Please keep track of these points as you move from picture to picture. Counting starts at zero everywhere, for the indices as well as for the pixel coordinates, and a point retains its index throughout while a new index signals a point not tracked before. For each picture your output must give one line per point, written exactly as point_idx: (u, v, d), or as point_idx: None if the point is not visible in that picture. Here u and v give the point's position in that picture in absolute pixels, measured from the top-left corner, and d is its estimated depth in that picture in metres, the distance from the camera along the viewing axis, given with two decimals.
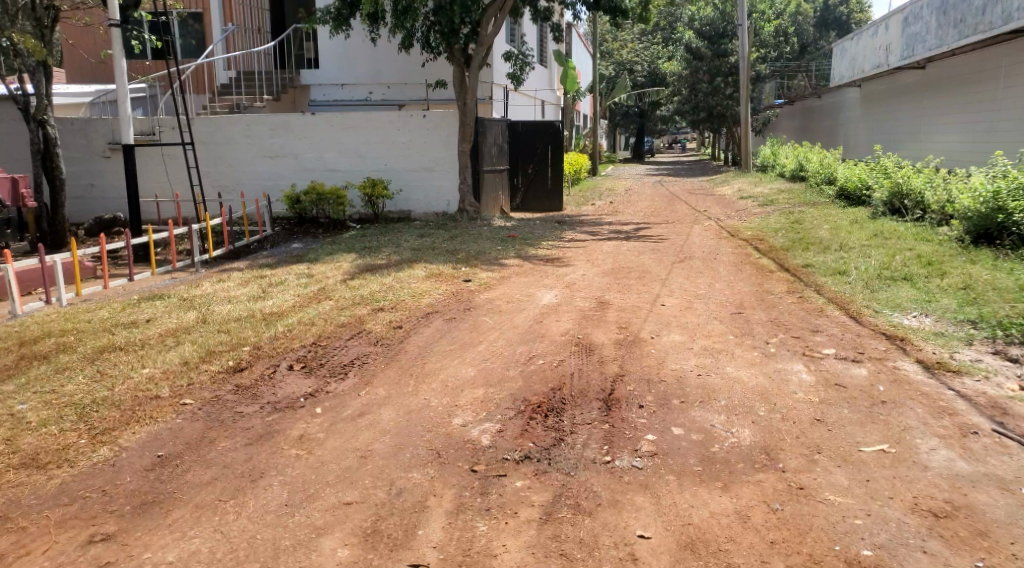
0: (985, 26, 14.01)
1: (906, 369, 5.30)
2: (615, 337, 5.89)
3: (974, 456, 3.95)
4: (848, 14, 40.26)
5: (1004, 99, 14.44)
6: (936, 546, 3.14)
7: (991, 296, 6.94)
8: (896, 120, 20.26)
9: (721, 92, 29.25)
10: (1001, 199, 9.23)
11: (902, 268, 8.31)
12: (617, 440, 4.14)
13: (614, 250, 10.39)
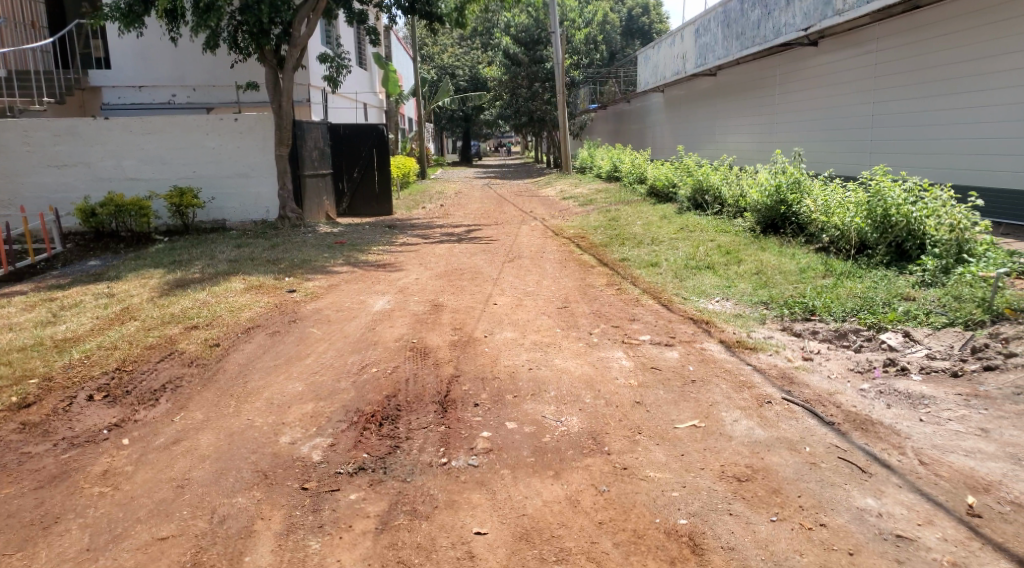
0: (762, 39, 15.67)
1: (712, 349, 5.80)
2: (448, 339, 5.92)
3: (770, 422, 4.40)
4: (650, 25, 43.34)
5: (781, 104, 16.23)
6: (740, 507, 3.46)
7: (778, 279, 7.77)
8: (696, 122, 22.04)
9: (541, 97, 30.70)
10: (783, 192, 10.37)
11: (705, 258, 9.09)
12: (452, 440, 4.16)
13: (445, 253, 10.45)
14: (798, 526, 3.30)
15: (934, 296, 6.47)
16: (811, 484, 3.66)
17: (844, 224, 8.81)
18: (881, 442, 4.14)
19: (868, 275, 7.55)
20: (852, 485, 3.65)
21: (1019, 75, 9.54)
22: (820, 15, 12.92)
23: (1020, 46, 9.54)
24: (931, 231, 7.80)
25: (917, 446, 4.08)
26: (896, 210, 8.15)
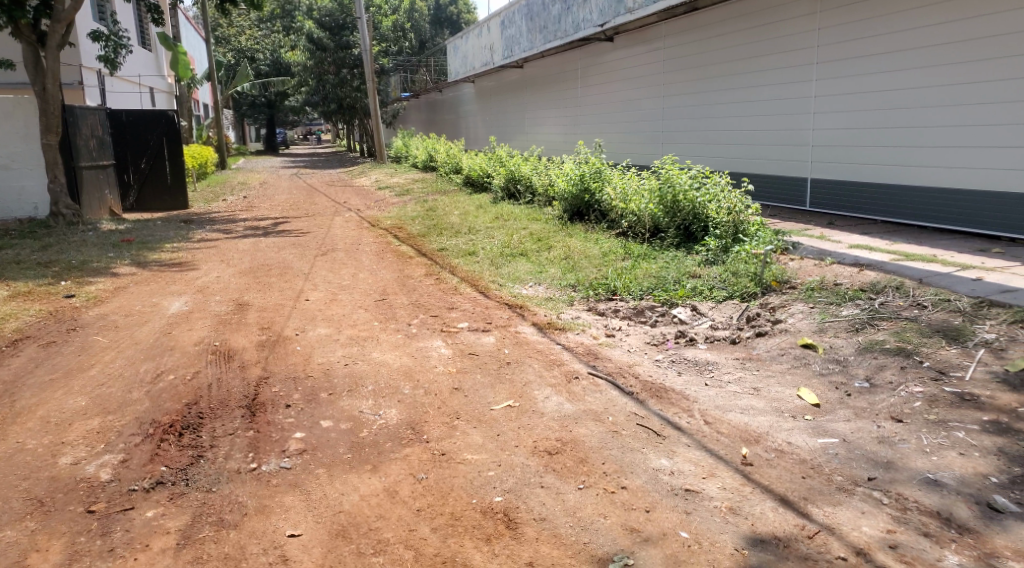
0: (563, 33, 16.38)
1: (525, 332, 6.02)
2: (256, 339, 5.64)
3: (577, 397, 4.66)
4: (457, 15, 43.62)
5: (584, 97, 17.09)
6: (551, 479, 3.64)
7: (585, 263, 8.22)
8: (507, 114, 22.60)
9: (349, 85, 29.88)
10: (587, 180, 10.96)
11: (519, 246, 9.38)
12: (262, 444, 3.99)
13: (252, 248, 9.90)
14: (603, 491, 3.53)
15: (716, 273, 7.16)
16: (613, 451, 3.93)
17: (640, 211, 9.49)
18: (673, 406, 4.54)
19: (661, 257, 8.20)
20: (648, 448, 3.97)
21: (781, 74, 10.74)
22: (613, 12, 13.75)
23: (781, 47, 10.71)
24: (713, 215, 8.62)
25: (702, 408, 4.53)
26: (684, 196, 8.92)
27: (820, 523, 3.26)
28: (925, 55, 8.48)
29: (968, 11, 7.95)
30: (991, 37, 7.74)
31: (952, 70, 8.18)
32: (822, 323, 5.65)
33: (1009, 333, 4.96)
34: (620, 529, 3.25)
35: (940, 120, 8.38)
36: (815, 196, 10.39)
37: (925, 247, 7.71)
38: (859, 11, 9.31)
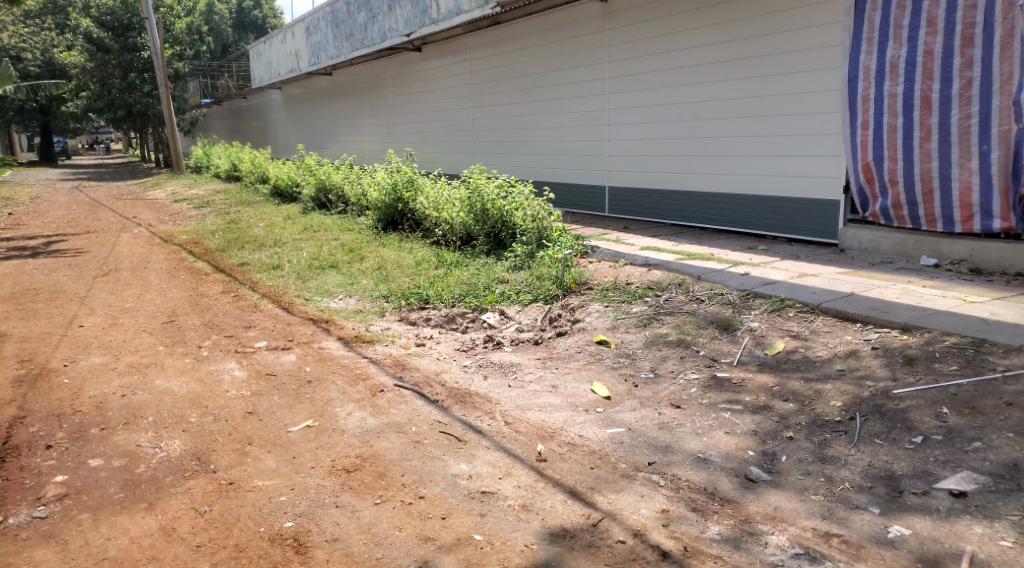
0: (369, 41, 16.18)
1: (330, 347, 5.84)
2: (13, 375, 4.99)
3: (380, 410, 4.59)
4: (262, 19, 41.64)
5: (395, 105, 17.05)
6: (346, 497, 3.55)
7: (396, 273, 8.14)
8: (317, 122, 21.96)
9: (139, 90, 27.55)
10: (400, 189, 10.88)
11: (328, 257, 9.11)
12: (11, 495, 3.53)
13: (14, 271, 8.79)
14: (399, 503, 3.50)
15: (522, 277, 7.38)
16: (413, 461, 3.92)
17: (451, 219, 9.59)
18: (476, 411, 4.61)
19: (472, 263, 8.32)
20: (448, 455, 4.00)
21: (578, 87, 11.32)
22: (418, 23, 13.81)
23: (578, 61, 11.26)
24: (519, 222, 8.89)
25: (503, 410, 4.64)
26: (491, 205, 9.12)
27: (603, 510, 3.45)
28: (696, 72, 9.28)
29: (728, 34, 8.78)
30: (746, 58, 8.59)
31: (719, 86, 8.99)
32: (616, 321, 6.02)
33: (768, 321, 5.56)
34: (415, 540, 3.24)
35: (711, 133, 9.19)
36: (613, 202, 11.05)
37: (704, 246, 8.47)
38: (642, 30, 10.02)
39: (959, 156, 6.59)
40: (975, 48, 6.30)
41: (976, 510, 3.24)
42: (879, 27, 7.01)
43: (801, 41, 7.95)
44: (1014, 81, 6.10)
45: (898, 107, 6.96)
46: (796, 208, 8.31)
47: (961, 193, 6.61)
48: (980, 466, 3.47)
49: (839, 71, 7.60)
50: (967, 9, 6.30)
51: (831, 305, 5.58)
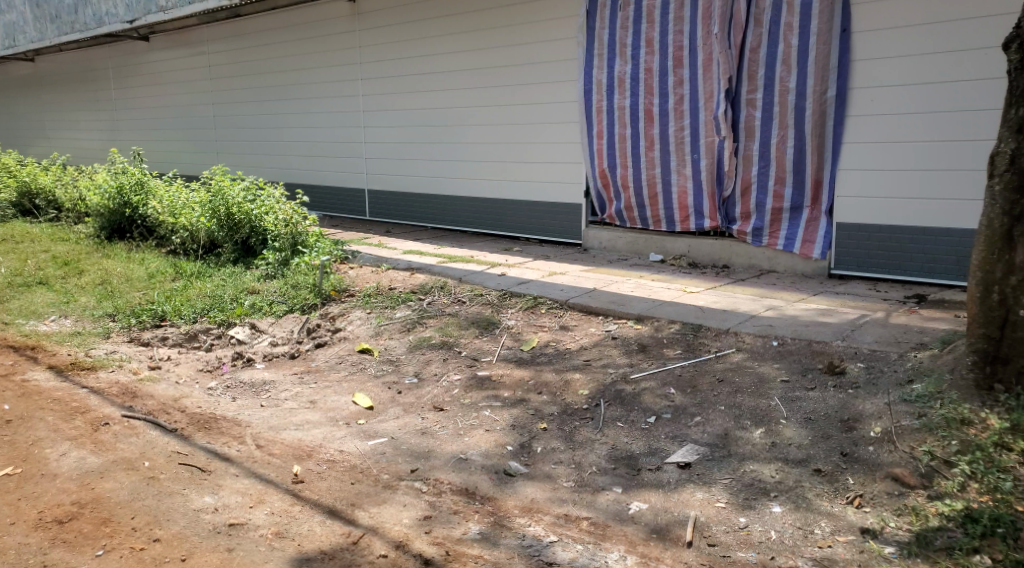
0: (80, 26, 14.17)
1: (38, 378, 5.01)
2: None
3: (104, 447, 4.02)
4: None
5: (120, 99, 15.28)
6: (58, 555, 3.05)
7: (124, 288, 7.24)
8: (18, 114, 18.90)
9: None
10: (126, 194, 9.68)
11: (36, 272, 7.85)
12: None
13: None
14: (127, 551, 3.09)
15: (275, 287, 6.94)
16: (146, 500, 3.48)
17: (190, 224, 8.66)
18: (222, 436, 4.23)
19: (216, 274, 7.67)
20: (190, 488, 3.61)
21: (330, 88, 10.98)
22: (142, 10, 12.29)
23: (326, 61, 10.94)
24: (270, 227, 8.28)
25: (255, 432, 4.31)
26: (237, 209, 8.39)
27: (364, 526, 3.33)
28: (446, 78, 9.43)
29: (473, 43, 9.03)
30: (491, 67, 8.88)
31: (467, 93, 9.23)
32: (378, 327, 5.89)
33: (524, 318, 5.80)
34: None
35: (462, 138, 9.42)
36: (372, 206, 10.87)
37: (463, 249, 8.63)
38: (390, 34, 9.97)
39: (676, 164, 7.39)
40: (684, 68, 7.12)
41: (697, 477, 3.60)
42: (607, 44, 7.65)
43: (539, 54, 8.36)
44: (713, 99, 6.97)
45: (626, 118, 7.64)
46: (544, 211, 8.74)
47: (679, 196, 7.44)
48: (700, 438, 3.88)
49: (574, 84, 8.09)
50: (676, 34, 7.11)
51: (578, 301, 5.96)
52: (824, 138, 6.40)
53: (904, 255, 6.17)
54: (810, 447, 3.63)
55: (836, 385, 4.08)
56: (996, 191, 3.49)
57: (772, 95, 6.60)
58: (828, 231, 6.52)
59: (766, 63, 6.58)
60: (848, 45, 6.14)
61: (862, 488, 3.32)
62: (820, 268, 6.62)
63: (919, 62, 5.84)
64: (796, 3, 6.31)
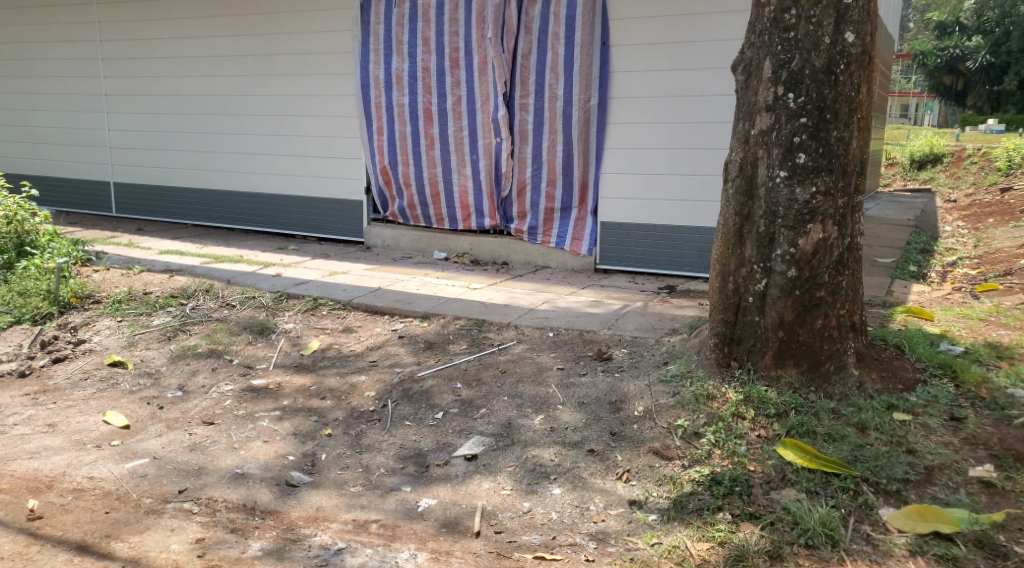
0: None
1: None
2: None
3: None
4: None
5: None
6: None
7: None
8: None
9: None
10: None
11: None
12: None
13: None
14: None
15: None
16: None
17: None
18: None
19: None
20: None
21: (64, 64, 9.66)
22: None
23: (59, 35, 9.61)
24: None
25: None
26: None
27: (123, 558, 2.97)
28: (206, 62, 8.73)
29: (237, 28, 8.45)
30: (259, 54, 8.38)
31: (232, 81, 8.62)
32: (132, 338, 5.29)
33: (302, 321, 5.56)
34: None
35: (227, 129, 8.78)
36: (119, 200, 9.73)
37: (230, 248, 8.04)
38: (139, 10, 9.00)
39: (455, 163, 7.52)
40: (460, 69, 7.27)
41: (484, 468, 3.70)
42: (383, 40, 7.57)
43: (312, 44, 8.04)
44: (489, 102, 7.19)
45: (405, 116, 7.62)
46: (321, 209, 8.43)
47: (459, 196, 7.60)
48: (485, 430, 3.99)
49: (349, 78, 7.90)
50: (452, 35, 7.22)
51: (360, 301, 5.84)
52: (589, 143, 6.90)
53: (657, 250, 6.86)
54: (584, 429, 3.89)
55: (605, 369, 4.42)
56: (731, 195, 4.00)
57: (542, 101, 6.96)
58: (594, 229, 7.07)
59: (536, 69, 6.92)
60: (608, 57, 6.66)
61: (629, 463, 3.62)
62: (587, 264, 7.16)
63: (669, 76, 6.49)
64: (562, 15, 6.72)
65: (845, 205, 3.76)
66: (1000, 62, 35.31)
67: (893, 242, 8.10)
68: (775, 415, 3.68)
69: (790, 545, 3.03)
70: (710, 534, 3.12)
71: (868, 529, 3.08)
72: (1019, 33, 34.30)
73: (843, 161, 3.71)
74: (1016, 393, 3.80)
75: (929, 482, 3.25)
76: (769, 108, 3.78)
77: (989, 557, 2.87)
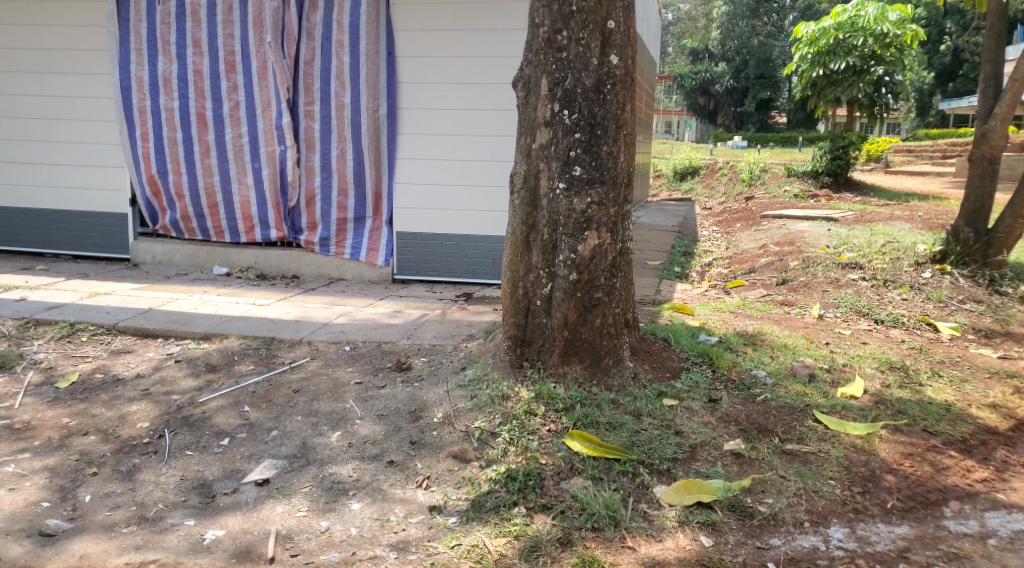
0: None
1: None
2: None
3: None
4: None
5: None
6: None
7: None
8: None
9: None
10: None
11: None
12: None
13: None
14: None
15: None
16: None
17: None
18: None
19: None
20: None
21: None
22: None
23: None
24: None
25: None
26: None
27: None
28: None
29: None
30: None
31: None
32: None
33: (57, 350, 4.96)
34: None
35: None
36: None
37: None
38: None
39: (236, 172, 7.14)
40: (237, 73, 6.91)
41: (277, 491, 3.55)
42: (146, 39, 6.98)
43: (59, 39, 7.22)
44: (271, 108, 6.90)
45: (175, 122, 7.10)
46: (79, 223, 7.58)
47: (241, 207, 7.21)
48: (278, 451, 3.83)
49: (107, 78, 7.19)
50: (226, 38, 6.84)
51: (128, 323, 5.33)
52: (379, 153, 6.89)
53: (452, 260, 7.00)
54: (383, 440, 3.87)
55: (403, 380, 4.42)
56: (516, 205, 4.20)
57: (328, 109, 6.83)
58: (390, 239, 7.06)
59: (321, 77, 6.79)
60: (394, 67, 6.68)
61: (429, 469, 3.66)
62: (383, 275, 7.14)
63: (454, 89, 6.64)
64: (345, 22, 6.65)
65: (616, 213, 4.12)
66: (740, 87, 40.81)
67: (660, 246, 8.96)
68: (563, 409, 3.91)
69: (579, 529, 3.25)
70: (507, 529, 3.26)
71: (644, 507, 3.38)
72: (754, 62, 39.43)
73: (613, 173, 4.05)
74: (758, 373, 4.40)
75: (693, 458, 3.63)
76: (547, 124, 4.04)
77: (740, 518, 3.29)
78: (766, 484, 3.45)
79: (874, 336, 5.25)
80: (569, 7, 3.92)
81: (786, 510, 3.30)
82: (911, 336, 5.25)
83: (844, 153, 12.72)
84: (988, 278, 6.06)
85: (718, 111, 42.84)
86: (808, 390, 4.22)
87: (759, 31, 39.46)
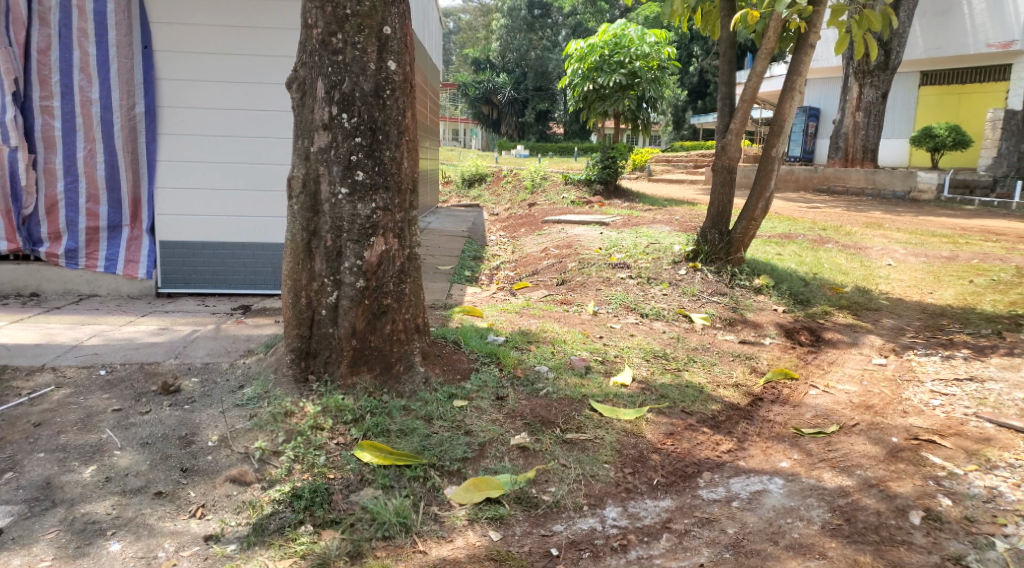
0: None
1: None
2: None
3: None
4: None
5: None
6: None
7: None
8: None
9: None
10: None
11: None
12: None
13: None
14: None
15: None
16: None
17: None
18: None
19: None
20: None
21: None
22: None
23: None
24: None
25: None
26: None
27: None
28: None
29: None
30: None
31: None
32: None
33: None
34: None
35: None
36: None
37: None
38: None
39: None
40: None
41: (13, 543, 3.09)
42: None
43: None
44: None
45: None
46: None
47: None
48: (14, 496, 3.33)
49: None
50: None
51: None
52: (137, 155, 6.31)
53: (228, 271, 6.55)
54: (149, 472, 3.52)
55: (171, 403, 4.06)
56: (296, 211, 4.02)
57: (71, 105, 6.13)
58: (152, 249, 6.46)
59: (60, 68, 6.07)
60: (150, 62, 6.13)
61: (203, 497, 3.39)
62: (147, 288, 6.52)
63: (223, 89, 6.23)
64: (88, 10, 6.04)
65: (402, 218, 4.10)
66: (522, 97, 42.49)
67: (450, 251, 9.10)
68: (351, 421, 3.81)
69: (369, 540, 3.19)
70: (292, 550, 3.12)
71: (435, 510, 3.40)
72: (532, 74, 41.46)
73: (397, 179, 4.03)
74: (542, 369, 4.62)
75: (482, 456, 3.71)
76: (326, 127, 3.92)
77: (526, 509, 3.42)
78: (549, 473, 3.62)
79: (641, 329, 5.74)
80: (343, 9, 3.83)
81: (566, 497, 3.49)
82: (671, 327, 5.81)
83: (613, 162, 13.80)
84: (731, 273, 6.88)
85: (501, 120, 44.20)
86: (585, 382, 4.51)
87: (535, 45, 41.40)
